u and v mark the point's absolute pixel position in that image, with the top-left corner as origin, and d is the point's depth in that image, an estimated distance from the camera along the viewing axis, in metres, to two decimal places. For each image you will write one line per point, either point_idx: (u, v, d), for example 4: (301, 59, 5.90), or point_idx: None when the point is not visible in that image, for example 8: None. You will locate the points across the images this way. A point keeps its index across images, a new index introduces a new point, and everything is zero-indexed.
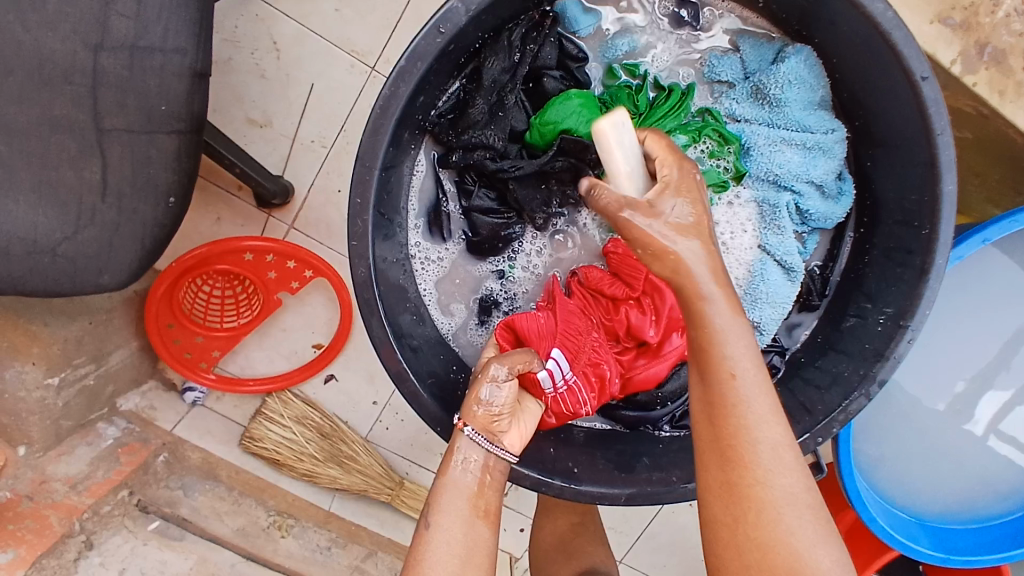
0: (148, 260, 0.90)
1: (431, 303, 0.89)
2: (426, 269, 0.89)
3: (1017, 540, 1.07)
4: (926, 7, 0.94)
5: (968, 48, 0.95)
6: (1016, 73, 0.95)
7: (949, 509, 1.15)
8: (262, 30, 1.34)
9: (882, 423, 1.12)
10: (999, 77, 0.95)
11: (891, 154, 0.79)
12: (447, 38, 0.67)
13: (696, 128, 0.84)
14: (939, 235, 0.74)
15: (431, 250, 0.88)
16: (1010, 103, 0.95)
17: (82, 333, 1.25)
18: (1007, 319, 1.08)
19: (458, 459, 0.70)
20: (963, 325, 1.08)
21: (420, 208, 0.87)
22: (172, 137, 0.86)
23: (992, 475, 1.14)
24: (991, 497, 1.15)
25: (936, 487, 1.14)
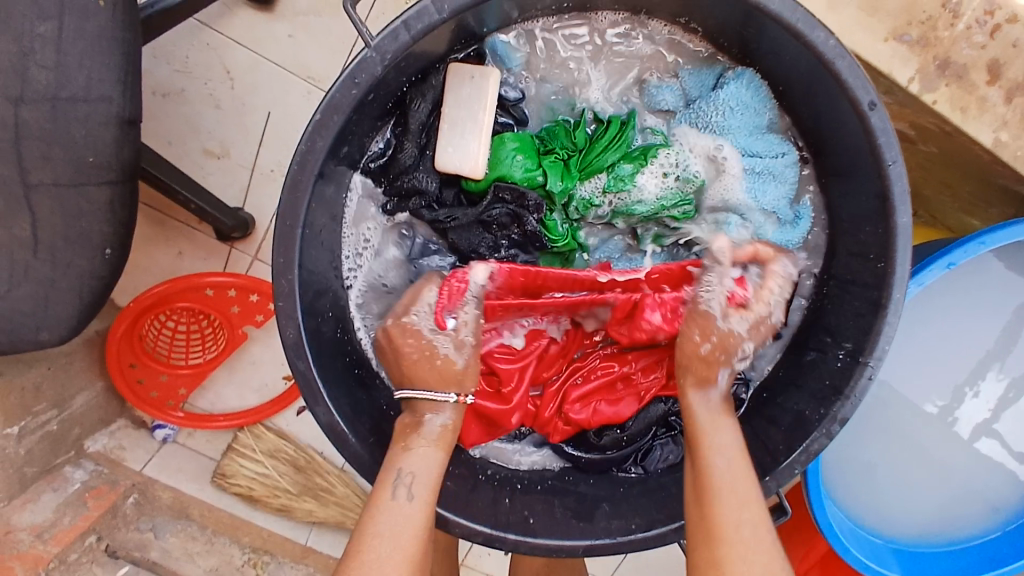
0: (88, 313, 0.87)
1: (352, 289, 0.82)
2: (358, 252, 0.82)
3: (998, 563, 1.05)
4: (880, 24, 0.91)
5: (926, 65, 0.91)
6: (978, 88, 0.91)
7: (935, 526, 1.12)
8: (214, 59, 1.30)
9: (858, 448, 1.10)
10: (960, 93, 0.92)
11: (844, 183, 0.76)
12: (362, 88, 0.64)
13: (642, 154, 0.80)
14: (895, 270, 0.70)
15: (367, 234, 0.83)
16: (973, 119, 0.92)
17: (41, 379, 1.22)
18: (984, 329, 1.05)
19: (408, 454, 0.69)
20: (946, 332, 1.05)
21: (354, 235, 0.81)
22: (103, 187, 0.84)
23: (982, 487, 1.11)
24: (983, 509, 1.12)
25: (918, 505, 1.12)
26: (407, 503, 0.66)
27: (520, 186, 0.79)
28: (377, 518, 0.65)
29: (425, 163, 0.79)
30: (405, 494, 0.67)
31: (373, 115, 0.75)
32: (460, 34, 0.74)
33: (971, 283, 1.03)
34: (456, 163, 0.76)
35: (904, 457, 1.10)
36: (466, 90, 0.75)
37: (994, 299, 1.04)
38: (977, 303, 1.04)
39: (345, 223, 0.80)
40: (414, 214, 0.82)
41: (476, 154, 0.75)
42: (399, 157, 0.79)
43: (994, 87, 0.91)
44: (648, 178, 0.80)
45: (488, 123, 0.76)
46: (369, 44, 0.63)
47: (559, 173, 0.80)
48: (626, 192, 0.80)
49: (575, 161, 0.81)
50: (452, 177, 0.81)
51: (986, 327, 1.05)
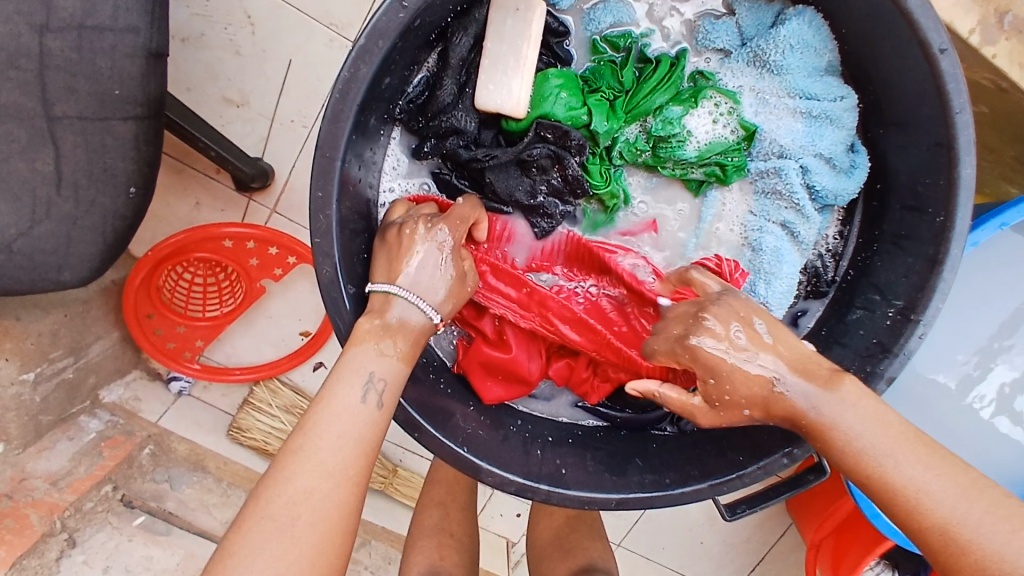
0: (111, 255, 0.85)
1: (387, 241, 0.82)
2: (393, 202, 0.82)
3: None
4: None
5: (987, 17, 0.87)
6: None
7: None
8: (235, 3, 1.26)
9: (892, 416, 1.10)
10: (1021, 48, 0.88)
11: (902, 134, 0.73)
12: (411, 12, 0.62)
13: (692, 93, 0.78)
14: (955, 224, 0.68)
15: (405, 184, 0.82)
16: None
17: (58, 326, 1.21)
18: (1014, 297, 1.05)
19: (374, 351, 0.66)
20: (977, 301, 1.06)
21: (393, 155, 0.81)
22: (129, 123, 0.81)
23: (1013, 471, 1.08)
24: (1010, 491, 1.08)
25: None
26: (375, 411, 0.65)
27: (563, 125, 0.76)
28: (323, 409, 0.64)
29: (464, 101, 0.76)
30: (373, 400, 0.65)
31: (416, 46, 0.72)
32: None
33: (1002, 256, 1.05)
34: (497, 101, 0.73)
35: (939, 427, 1.08)
36: (509, 24, 0.72)
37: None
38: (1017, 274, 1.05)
39: (385, 162, 0.81)
40: (452, 155, 0.79)
41: (518, 93, 0.73)
42: (437, 94, 0.76)
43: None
44: (697, 120, 0.78)
45: (532, 59, 0.73)
46: None
47: (605, 113, 0.78)
48: (674, 134, 0.77)
49: (621, 102, 0.79)
50: (491, 118, 0.79)
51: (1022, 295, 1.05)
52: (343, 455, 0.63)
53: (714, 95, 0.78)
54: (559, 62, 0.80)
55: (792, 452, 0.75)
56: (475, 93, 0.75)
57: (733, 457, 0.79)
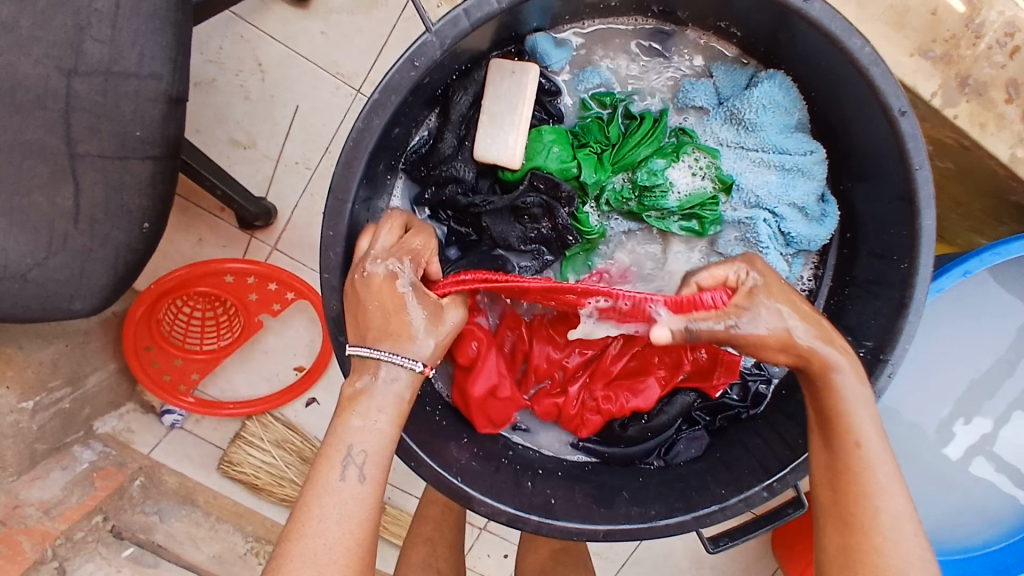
0: (121, 286, 0.89)
1: None
2: None
3: None
4: (906, 40, 0.94)
5: (948, 81, 0.94)
6: (997, 105, 0.94)
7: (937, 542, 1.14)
8: (247, 51, 1.33)
9: (875, 440, 1.11)
10: (980, 110, 0.95)
11: (869, 186, 0.79)
12: (421, 71, 0.67)
13: (674, 148, 0.83)
14: (918, 270, 0.73)
15: None
16: (992, 135, 0.95)
17: (58, 356, 1.23)
18: (991, 344, 1.08)
19: (360, 413, 0.65)
20: (952, 342, 1.08)
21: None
22: (146, 163, 0.85)
23: (982, 503, 1.14)
24: (980, 525, 1.14)
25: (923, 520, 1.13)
26: (358, 484, 0.63)
27: (554, 177, 0.82)
28: (321, 490, 0.63)
29: (463, 153, 0.81)
30: (355, 475, 0.63)
31: (422, 102, 0.78)
32: (502, 30, 0.76)
33: (977, 298, 1.08)
34: (495, 153, 0.78)
35: (916, 468, 1.12)
36: (506, 86, 0.78)
37: (1003, 316, 1.07)
38: (994, 320, 1.08)
39: (387, 208, 0.86)
40: (450, 202, 0.84)
41: (514, 145, 0.78)
42: (439, 146, 0.82)
43: (1012, 105, 0.94)
44: (680, 173, 0.83)
45: (527, 117, 0.78)
46: (431, 28, 0.65)
47: (593, 165, 0.83)
48: (659, 184, 0.82)
49: (608, 154, 0.83)
50: (488, 168, 0.84)
51: (1000, 341, 1.08)
52: (336, 546, 0.62)
53: (694, 151, 0.83)
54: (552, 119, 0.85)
55: (772, 486, 0.79)
56: (474, 145, 0.80)
57: (715, 490, 0.82)
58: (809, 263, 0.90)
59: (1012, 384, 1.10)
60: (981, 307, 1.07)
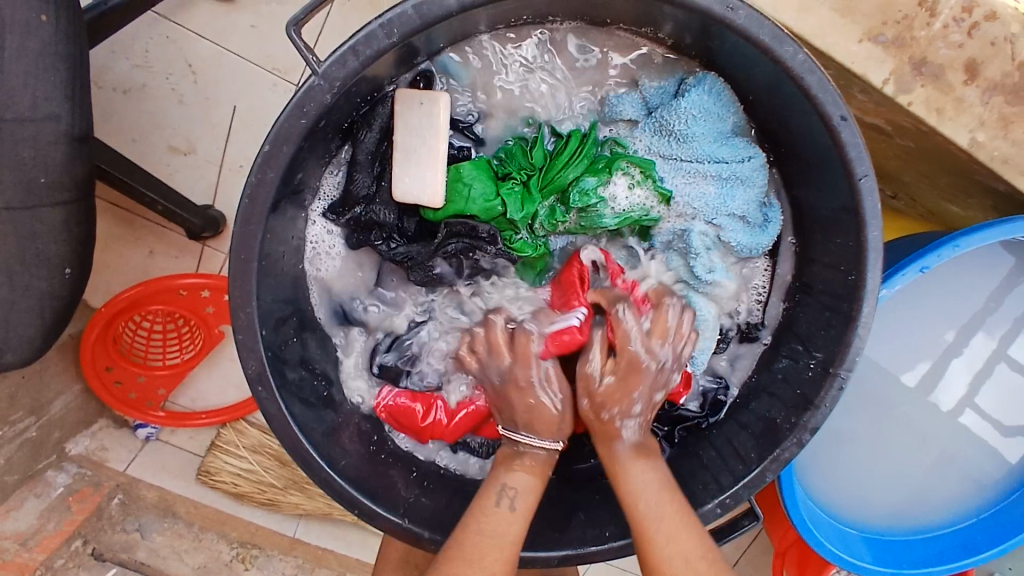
0: (51, 335, 0.86)
1: (318, 308, 0.87)
2: (319, 272, 0.86)
3: (994, 540, 1.06)
4: (854, 26, 0.88)
5: (901, 66, 0.88)
6: (955, 88, 0.89)
7: (928, 517, 1.12)
8: (175, 53, 1.26)
9: (832, 425, 1.09)
10: (937, 94, 0.89)
11: (823, 182, 0.74)
12: (311, 118, 0.63)
13: (607, 164, 0.79)
14: (866, 283, 0.70)
15: (326, 253, 0.85)
16: (949, 121, 0.90)
17: (16, 388, 1.21)
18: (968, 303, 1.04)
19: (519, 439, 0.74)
20: (924, 313, 1.04)
21: (356, 310, 0.90)
22: (57, 209, 0.81)
23: (974, 469, 1.11)
24: (973, 490, 1.11)
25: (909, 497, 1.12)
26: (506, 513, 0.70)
27: (473, 218, 0.80)
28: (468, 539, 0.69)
29: (381, 195, 0.81)
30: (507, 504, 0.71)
31: (322, 145, 0.76)
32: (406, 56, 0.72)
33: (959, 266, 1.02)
34: (415, 194, 0.76)
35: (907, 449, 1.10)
36: (415, 118, 0.74)
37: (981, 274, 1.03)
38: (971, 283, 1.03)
39: (306, 238, 0.84)
40: (374, 245, 0.85)
41: (433, 182, 0.76)
42: (352, 189, 0.81)
43: (970, 87, 0.88)
44: (616, 189, 0.79)
45: (444, 151, 0.75)
46: (316, 70, 0.61)
47: (518, 200, 0.79)
48: (592, 205, 0.79)
49: (535, 181, 0.81)
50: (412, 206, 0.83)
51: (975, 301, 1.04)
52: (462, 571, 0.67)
53: (627, 166, 0.79)
54: (471, 145, 0.85)
55: (724, 502, 0.77)
56: (393, 186, 0.78)
57: None
58: (765, 266, 0.88)
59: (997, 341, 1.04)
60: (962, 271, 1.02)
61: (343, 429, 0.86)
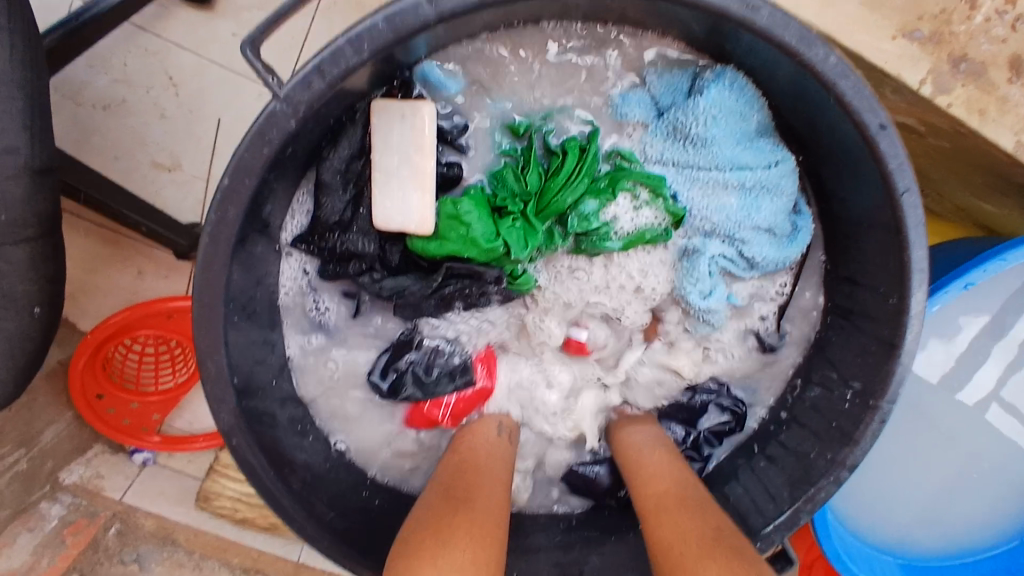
0: (20, 378, 0.81)
1: (296, 342, 0.81)
2: (293, 304, 0.80)
3: None
4: (884, 21, 0.80)
5: (939, 64, 0.80)
6: (998, 87, 0.81)
7: (967, 539, 1.05)
8: (155, 65, 1.20)
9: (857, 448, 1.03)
10: (978, 95, 0.81)
11: (859, 188, 0.67)
12: (276, 146, 0.59)
13: (609, 183, 0.74)
14: (911, 306, 0.64)
15: (305, 281, 0.79)
16: (993, 122, 0.81)
17: (2, 422, 1.16)
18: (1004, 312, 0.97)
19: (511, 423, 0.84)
20: (958, 324, 0.97)
21: (339, 344, 0.83)
22: (21, 246, 0.76)
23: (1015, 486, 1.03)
24: (1016, 509, 1.03)
25: (946, 520, 1.05)
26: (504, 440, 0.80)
27: (474, 264, 0.75)
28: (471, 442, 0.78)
29: (359, 222, 0.74)
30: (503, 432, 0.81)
31: (290, 172, 0.70)
32: (383, 68, 0.67)
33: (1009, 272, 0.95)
34: (399, 219, 0.70)
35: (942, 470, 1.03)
36: (396, 134, 0.69)
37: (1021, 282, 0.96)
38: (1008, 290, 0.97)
39: (279, 268, 0.78)
40: (354, 277, 0.77)
41: (419, 206, 0.69)
42: (322, 215, 0.74)
43: (1014, 86, 0.81)
44: (618, 211, 0.74)
45: (431, 171, 0.69)
46: (276, 92, 0.56)
47: (520, 239, 0.73)
48: (595, 229, 0.74)
49: (532, 206, 0.74)
50: (395, 234, 0.76)
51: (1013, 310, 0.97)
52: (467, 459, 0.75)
53: (633, 186, 0.74)
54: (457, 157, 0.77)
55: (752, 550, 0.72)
56: (374, 213, 0.71)
57: None
58: (787, 274, 0.82)
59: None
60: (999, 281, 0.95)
61: (335, 468, 0.81)
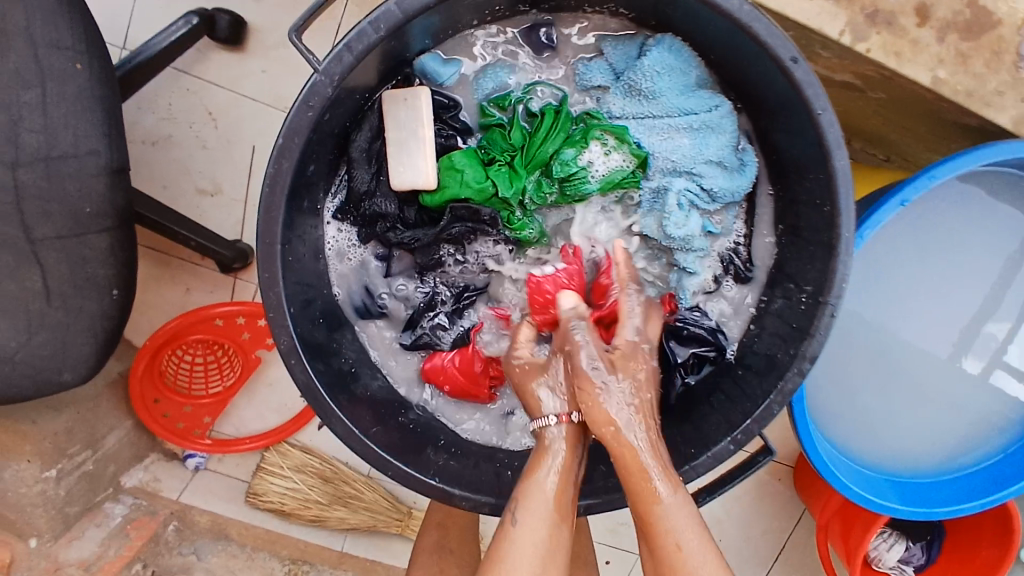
0: (102, 353, 0.94)
1: (343, 297, 0.93)
2: (340, 265, 0.93)
3: (1009, 479, 1.07)
4: None
5: (854, 16, 0.93)
6: (910, 31, 0.93)
7: (945, 459, 1.13)
8: (195, 102, 1.38)
9: (845, 371, 1.09)
10: (893, 39, 0.93)
11: (787, 120, 0.78)
12: (318, 110, 0.70)
13: (581, 135, 0.85)
14: (841, 209, 0.74)
15: (346, 246, 0.92)
16: (909, 63, 0.94)
17: (71, 424, 1.27)
18: (976, 248, 1.04)
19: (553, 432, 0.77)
20: (934, 254, 1.04)
21: (378, 304, 0.94)
22: (103, 235, 0.90)
23: (986, 411, 1.11)
24: (989, 432, 1.12)
25: (927, 442, 1.12)
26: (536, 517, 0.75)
27: (473, 203, 0.87)
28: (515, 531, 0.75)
29: (381, 187, 0.87)
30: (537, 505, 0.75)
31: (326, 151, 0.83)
32: (390, 53, 0.79)
33: (943, 203, 1.03)
34: (411, 179, 0.84)
35: (920, 393, 1.10)
36: (403, 114, 0.82)
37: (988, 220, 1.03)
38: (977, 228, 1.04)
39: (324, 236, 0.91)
40: (382, 236, 0.91)
41: (425, 167, 0.83)
42: (354, 185, 0.88)
43: (925, 29, 0.93)
44: (592, 155, 0.85)
45: (430, 138, 0.83)
46: (317, 68, 0.69)
47: (507, 178, 0.86)
48: (574, 173, 0.85)
49: (520, 160, 0.87)
50: (411, 196, 0.89)
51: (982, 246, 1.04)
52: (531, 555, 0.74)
53: (601, 134, 0.85)
54: (458, 133, 0.90)
55: (737, 438, 0.81)
56: (390, 177, 0.85)
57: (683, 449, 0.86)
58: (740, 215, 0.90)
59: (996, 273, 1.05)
60: (965, 216, 1.03)
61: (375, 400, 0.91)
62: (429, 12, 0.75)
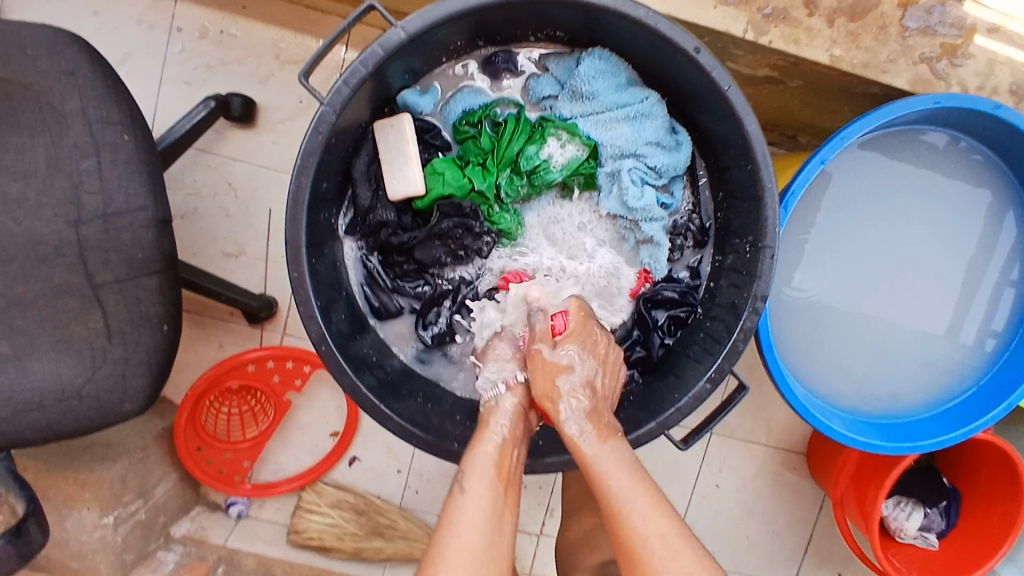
0: (157, 383, 1.06)
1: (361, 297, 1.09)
2: (355, 271, 1.08)
3: (972, 414, 1.20)
4: None
5: (753, 17, 1.10)
6: (803, 21, 1.11)
7: (914, 403, 1.26)
8: (217, 176, 1.55)
9: (812, 325, 1.23)
10: (789, 30, 1.11)
11: (709, 105, 0.94)
12: (327, 134, 0.85)
13: (539, 133, 1.05)
14: (764, 172, 0.88)
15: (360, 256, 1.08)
16: (806, 47, 1.12)
17: (125, 472, 1.40)
18: (909, 209, 1.21)
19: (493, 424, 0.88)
20: (871, 213, 1.20)
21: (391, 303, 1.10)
22: (153, 277, 1.05)
23: (942, 358, 1.25)
24: (949, 377, 1.26)
25: (894, 388, 1.26)
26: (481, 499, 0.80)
27: (456, 199, 1.05)
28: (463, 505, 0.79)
29: (380, 201, 1.04)
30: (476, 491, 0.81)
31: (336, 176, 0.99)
32: (378, 89, 0.95)
33: (871, 169, 1.19)
34: (403, 188, 1.01)
35: (880, 341, 1.25)
36: (391, 136, 1.00)
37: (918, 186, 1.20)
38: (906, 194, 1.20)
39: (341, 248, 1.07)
40: (387, 242, 1.06)
41: (414, 176, 1.00)
42: (359, 203, 1.04)
43: (815, 18, 1.11)
44: (551, 150, 1.04)
45: (415, 151, 1.00)
46: (322, 101, 0.84)
47: (480, 175, 1.05)
48: (539, 165, 1.04)
49: (491, 161, 1.05)
50: (406, 206, 1.06)
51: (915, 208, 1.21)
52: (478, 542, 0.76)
53: (556, 131, 1.05)
54: (438, 149, 1.08)
55: (712, 377, 0.93)
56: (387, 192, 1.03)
57: (674, 396, 0.98)
58: (687, 185, 1.09)
59: (917, 220, 1.22)
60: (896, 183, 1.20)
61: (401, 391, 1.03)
62: (397, 61, 0.92)
